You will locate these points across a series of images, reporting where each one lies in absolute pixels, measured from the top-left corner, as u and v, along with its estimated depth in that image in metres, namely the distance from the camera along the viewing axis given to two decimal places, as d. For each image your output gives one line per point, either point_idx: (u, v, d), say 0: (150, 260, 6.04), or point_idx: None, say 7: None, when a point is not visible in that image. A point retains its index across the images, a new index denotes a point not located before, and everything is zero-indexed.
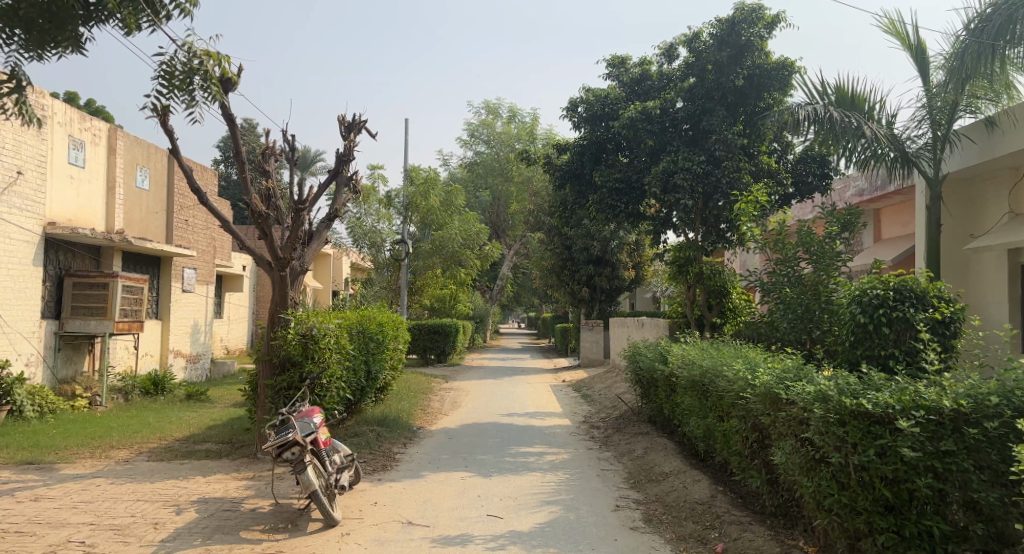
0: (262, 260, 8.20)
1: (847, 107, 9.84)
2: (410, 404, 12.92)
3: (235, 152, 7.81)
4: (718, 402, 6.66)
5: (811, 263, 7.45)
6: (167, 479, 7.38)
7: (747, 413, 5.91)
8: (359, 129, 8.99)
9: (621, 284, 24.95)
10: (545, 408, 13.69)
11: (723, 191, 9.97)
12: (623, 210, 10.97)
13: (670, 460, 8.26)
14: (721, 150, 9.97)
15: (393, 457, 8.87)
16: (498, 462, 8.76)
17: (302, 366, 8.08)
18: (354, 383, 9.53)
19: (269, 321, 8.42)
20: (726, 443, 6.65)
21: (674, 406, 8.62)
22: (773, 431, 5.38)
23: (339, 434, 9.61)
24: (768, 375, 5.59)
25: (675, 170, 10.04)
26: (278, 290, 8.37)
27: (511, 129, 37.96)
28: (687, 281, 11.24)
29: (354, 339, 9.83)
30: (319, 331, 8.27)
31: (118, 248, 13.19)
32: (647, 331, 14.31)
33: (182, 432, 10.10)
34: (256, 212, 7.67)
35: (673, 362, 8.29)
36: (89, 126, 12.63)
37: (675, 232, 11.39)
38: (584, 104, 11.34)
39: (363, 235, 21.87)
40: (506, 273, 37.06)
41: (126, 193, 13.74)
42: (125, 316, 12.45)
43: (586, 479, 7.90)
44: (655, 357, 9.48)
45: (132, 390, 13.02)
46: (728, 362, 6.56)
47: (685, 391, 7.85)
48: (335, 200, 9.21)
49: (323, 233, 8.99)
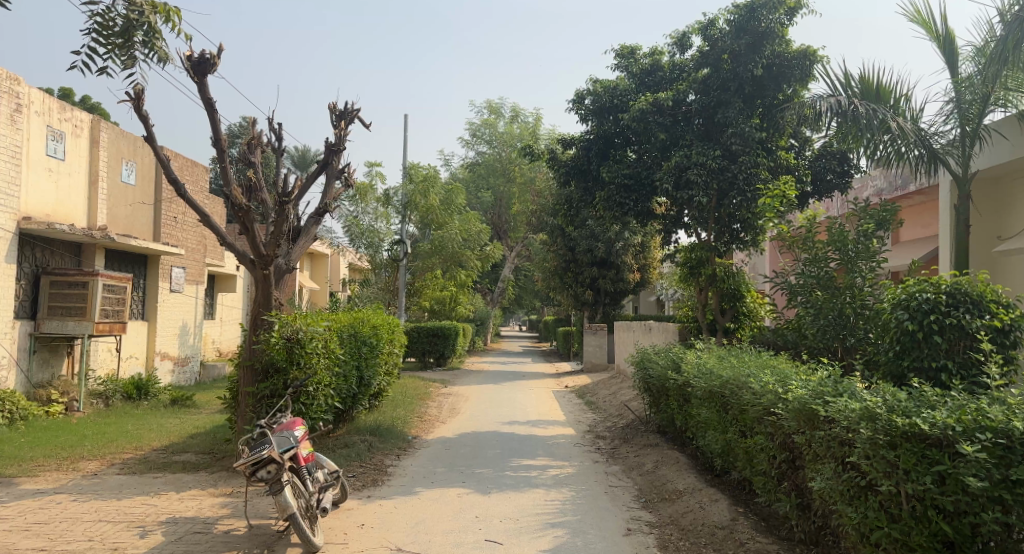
0: (243, 257, 7.58)
1: (872, 99, 9.18)
2: (406, 411, 12.30)
3: (214, 140, 7.18)
4: (740, 417, 6.05)
5: (842, 264, 6.84)
6: (136, 495, 6.78)
7: (776, 429, 5.30)
8: (351, 118, 8.38)
9: (626, 287, 24.32)
10: (547, 416, 13.08)
11: (739, 188, 9.33)
12: (631, 208, 10.37)
13: (684, 477, 7.65)
14: (738, 144, 9.31)
15: (385, 470, 8.25)
16: (498, 476, 8.14)
17: (287, 373, 7.49)
18: (345, 390, 8.94)
19: (251, 323, 7.82)
20: (750, 461, 6.04)
21: (688, 417, 8.02)
22: (809, 451, 4.76)
23: (328, 445, 8.99)
24: (802, 388, 4.97)
25: (688, 165, 9.41)
26: (261, 290, 7.73)
27: (513, 129, 37.40)
28: (699, 283, 10.64)
29: (345, 342, 9.23)
30: (306, 335, 7.65)
31: (100, 245, 12.61)
32: (654, 336, 13.69)
33: (161, 441, 9.49)
34: (237, 206, 7.04)
35: (687, 370, 7.67)
36: (69, 117, 12.07)
37: (687, 231, 10.78)
38: (592, 96, 10.72)
39: (360, 234, 20.90)
40: (508, 276, 36.50)
41: (110, 188, 13.16)
42: (106, 317, 11.86)
43: (593, 497, 7.29)
44: (668, 364, 8.85)
45: (114, 395, 12.40)
46: (752, 373, 5.94)
47: (702, 402, 7.24)
48: (326, 194, 8.60)
49: (312, 229, 8.38)
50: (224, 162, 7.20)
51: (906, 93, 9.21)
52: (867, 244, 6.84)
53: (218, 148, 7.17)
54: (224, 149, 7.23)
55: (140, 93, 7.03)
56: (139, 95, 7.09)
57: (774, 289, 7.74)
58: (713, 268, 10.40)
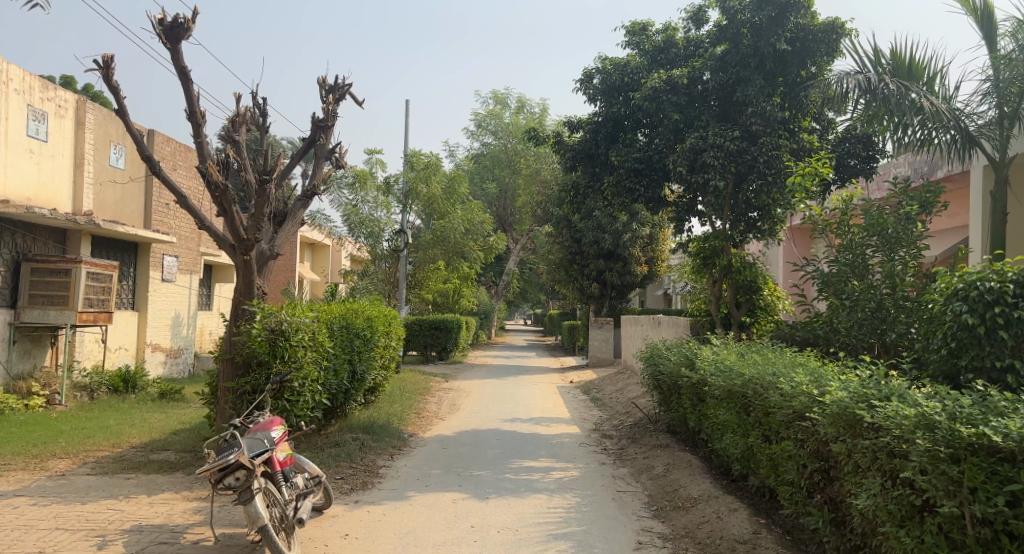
0: (224, 241, 7.01)
1: (903, 77, 8.54)
2: (403, 408, 11.72)
3: (190, 113, 6.63)
4: (764, 419, 5.45)
5: (881, 252, 6.29)
6: (102, 499, 6.20)
7: (808, 436, 4.70)
8: (341, 93, 7.79)
9: (633, 281, 23.60)
10: (551, 413, 12.51)
11: (760, 172, 8.68)
12: (642, 194, 9.75)
13: (698, 483, 7.07)
14: (758, 124, 8.67)
15: (376, 472, 7.68)
16: (497, 480, 7.55)
17: (269, 367, 6.92)
18: (335, 385, 8.38)
19: (232, 314, 7.26)
20: (775, 469, 5.46)
21: (704, 418, 7.42)
22: (850, 462, 4.15)
23: (316, 444, 8.44)
24: (842, 390, 4.32)
25: (704, 147, 8.77)
26: (242, 277, 7.13)
27: (519, 119, 36.66)
28: (712, 275, 10.05)
29: (335, 335, 8.66)
30: (291, 326, 7.10)
31: (86, 231, 12.07)
32: (663, 331, 13.07)
33: (141, 437, 8.94)
34: (215, 185, 6.46)
35: (702, 368, 7.05)
36: (53, 96, 11.50)
37: (702, 220, 10.15)
38: (601, 75, 10.09)
39: (360, 223, 20.15)
40: (512, 269, 35.93)
41: (97, 172, 12.60)
42: (90, 306, 11.31)
43: (600, 504, 6.70)
44: (680, 360, 8.21)
45: (99, 388, 11.87)
46: (779, 372, 5.33)
47: (719, 403, 6.63)
48: (313, 175, 8.03)
49: (299, 213, 7.82)
50: (201, 137, 6.64)
51: (940, 70, 8.54)
52: (907, 229, 6.23)
53: (195, 122, 6.62)
54: (201, 123, 6.66)
55: (109, 61, 6.44)
56: (108, 64, 6.50)
57: (804, 279, 7.10)
58: (728, 258, 9.79)
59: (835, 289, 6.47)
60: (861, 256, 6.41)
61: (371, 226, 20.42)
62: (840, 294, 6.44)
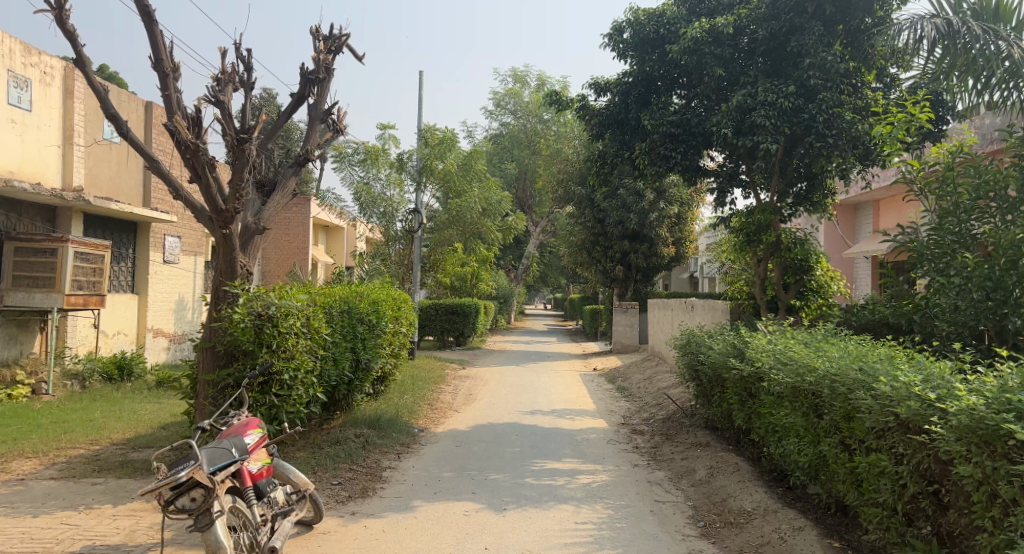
0: (201, 212, 6.08)
1: (987, 20, 7.36)
2: (415, 399, 10.81)
3: (155, 61, 5.70)
4: (846, 425, 4.42)
5: (998, 217, 5.41)
6: (58, 511, 5.34)
7: (917, 451, 3.64)
8: (337, 43, 6.80)
9: (659, 262, 22.50)
10: (575, 404, 11.55)
11: (818, 133, 7.55)
12: (678, 162, 8.68)
13: (752, 493, 6.07)
14: (817, 77, 7.53)
15: (379, 475, 6.77)
16: (516, 486, 6.60)
17: (254, 357, 6.03)
18: (335, 376, 7.49)
19: (212, 297, 6.33)
20: (858, 487, 4.44)
21: (757, 417, 6.39)
22: (986, 490, 3.09)
23: (315, 441, 7.56)
24: (972, 395, 3.27)
25: (753, 106, 7.68)
26: (223, 254, 6.19)
27: (538, 98, 35.43)
28: (757, 254, 9.00)
29: (335, 320, 7.74)
30: (280, 310, 6.16)
31: (77, 208, 11.27)
32: (697, 316, 12.02)
33: (124, 432, 8.10)
34: (185, 145, 5.52)
35: (757, 360, 6.02)
36: (37, 61, 10.65)
37: (746, 191, 9.04)
38: (631, 28, 8.98)
39: (372, 202, 19.15)
40: (532, 252, 34.92)
41: (89, 145, 11.78)
42: (79, 289, 10.51)
43: (638, 519, 5.71)
44: (725, 350, 7.17)
45: (91, 376, 11.06)
46: (870, 369, 4.28)
47: (781, 403, 5.59)
48: (308, 140, 7.06)
49: (290, 182, 6.88)
50: (168, 90, 5.72)
51: None
52: None
53: (161, 72, 5.70)
54: (168, 74, 5.74)
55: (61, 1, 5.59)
56: (60, 4, 5.66)
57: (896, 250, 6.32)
58: (776, 235, 8.70)
59: (940, 264, 5.65)
60: (966, 225, 5.56)
61: (384, 205, 19.39)
62: (945, 270, 5.60)
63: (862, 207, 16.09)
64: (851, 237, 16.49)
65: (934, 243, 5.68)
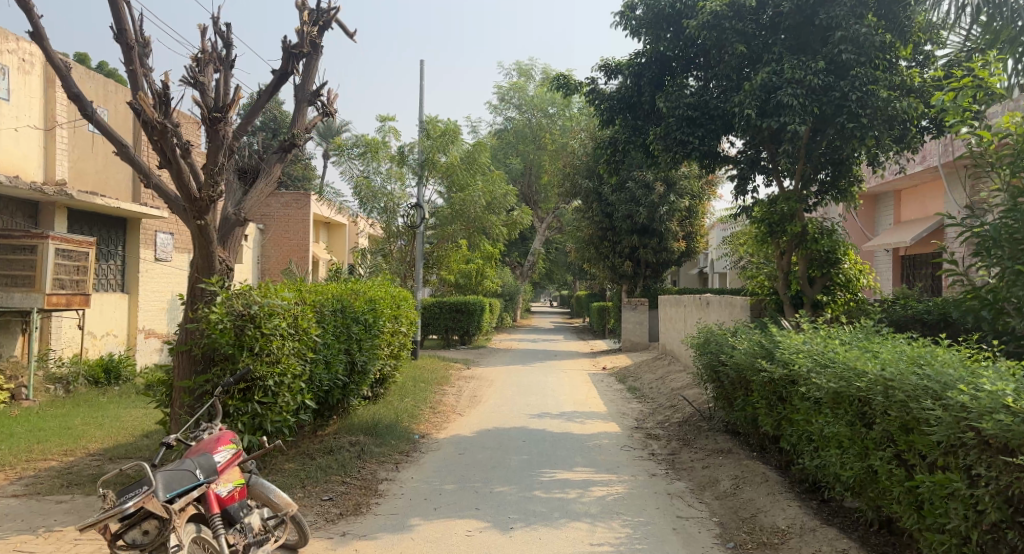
0: (173, 201, 5.52)
1: None
2: (417, 402, 10.25)
3: (119, 33, 5.17)
4: (905, 439, 3.82)
5: None
6: (12, 535, 4.77)
7: (1005, 474, 3.05)
8: (325, 18, 6.27)
9: (669, 258, 21.91)
10: (585, 406, 10.97)
11: (850, 113, 6.96)
12: (696, 147, 8.11)
13: (786, 509, 5.46)
14: (849, 52, 6.96)
15: (374, 489, 6.21)
16: (524, 500, 6.01)
17: (235, 361, 5.47)
18: (327, 381, 6.94)
19: (188, 295, 5.77)
20: (918, 510, 3.83)
21: (789, 423, 5.80)
22: None
23: (306, 451, 7.01)
24: None
25: (779, 84, 7.09)
26: (198, 248, 5.63)
27: (544, 91, 34.89)
28: (779, 247, 8.40)
29: (327, 320, 7.19)
30: (263, 310, 5.61)
31: (60, 203, 10.75)
32: (713, 312, 11.43)
33: (103, 441, 7.55)
34: (151, 125, 4.97)
35: (790, 360, 5.44)
36: (15, 48, 10.11)
37: (768, 177, 8.44)
38: (644, 5, 8.45)
39: (372, 196, 18.57)
40: (539, 249, 34.36)
41: (75, 137, 11.27)
42: (62, 288, 9.98)
43: (661, 540, 5.10)
44: (751, 350, 6.58)
45: (76, 380, 10.48)
46: (935, 376, 3.70)
47: (819, 410, 5.00)
48: (295, 123, 6.51)
49: (274, 169, 6.30)
50: (134, 65, 5.18)
51: None
52: None
53: (125, 45, 5.17)
54: (134, 47, 5.20)
55: None
56: None
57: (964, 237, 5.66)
58: (801, 225, 8.11)
59: (1015, 250, 5.04)
60: None
61: (385, 200, 18.81)
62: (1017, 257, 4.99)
63: (881, 198, 15.48)
64: (870, 229, 15.90)
65: (1006, 225, 5.08)
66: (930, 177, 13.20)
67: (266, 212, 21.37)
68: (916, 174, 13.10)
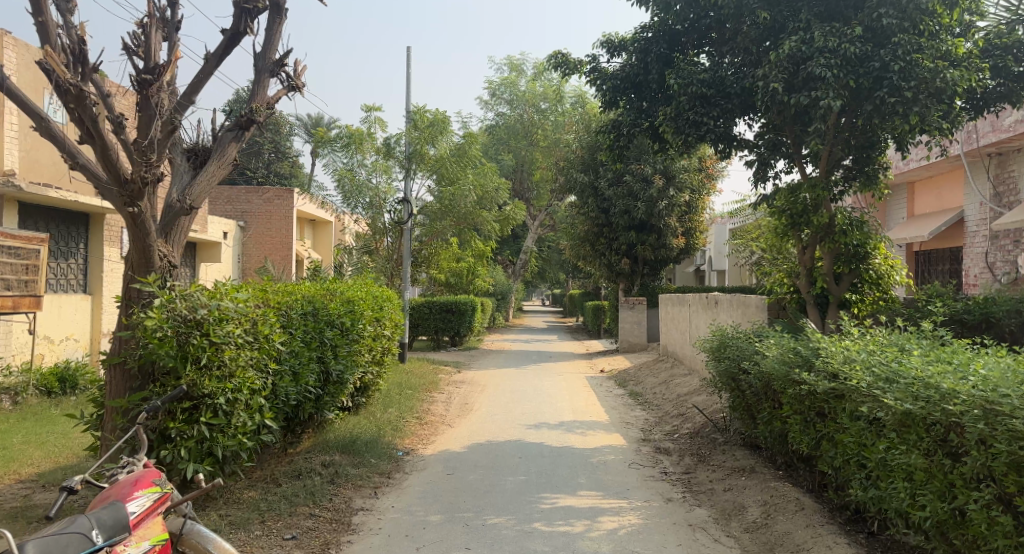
0: (103, 184, 4.63)
1: None
2: (401, 413, 9.34)
3: None
4: (1016, 480, 2.97)
5: None
6: None
7: None
8: None
9: (668, 255, 21.08)
10: (585, 414, 10.12)
11: (891, 85, 6.12)
12: (710, 129, 7.25)
13: (835, 547, 4.58)
14: (890, 17, 6.12)
15: (347, 523, 5.31)
16: (524, 534, 5.15)
17: (177, 376, 4.56)
18: (294, 395, 6.04)
19: (122, 297, 4.85)
20: None
21: (833, 444, 4.92)
22: None
23: (270, 477, 6.09)
24: None
25: (809, 54, 6.26)
26: (132, 240, 4.72)
27: (536, 86, 33.95)
28: (802, 239, 7.57)
29: (295, 324, 6.29)
30: (212, 314, 4.70)
31: (8, 196, 9.80)
32: (723, 312, 10.61)
33: (39, 465, 6.60)
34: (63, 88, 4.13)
35: (839, 371, 4.58)
36: None
37: (790, 164, 7.61)
38: None
39: (355, 189, 17.58)
40: (531, 247, 33.45)
41: (26, 124, 10.30)
42: (7, 289, 9.00)
43: None
44: (782, 357, 5.73)
45: (25, 389, 9.51)
46: None
47: (879, 433, 4.13)
48: (254, 96, 5.67)
49: (229, 149, 5.44)
50: (44, 16, 4.32)
51: None
52: None
53: None
54: None
55: None
56: None
57: None
58: (829, 215, 7.20)
59: None
60: None
61: (370, 195, 17.82)
62: None
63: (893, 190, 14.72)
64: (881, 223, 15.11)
65: None
66: (948, 166, 12.43)
67: (246, 209, 20.38)
68: (934, 163, 12.37)
